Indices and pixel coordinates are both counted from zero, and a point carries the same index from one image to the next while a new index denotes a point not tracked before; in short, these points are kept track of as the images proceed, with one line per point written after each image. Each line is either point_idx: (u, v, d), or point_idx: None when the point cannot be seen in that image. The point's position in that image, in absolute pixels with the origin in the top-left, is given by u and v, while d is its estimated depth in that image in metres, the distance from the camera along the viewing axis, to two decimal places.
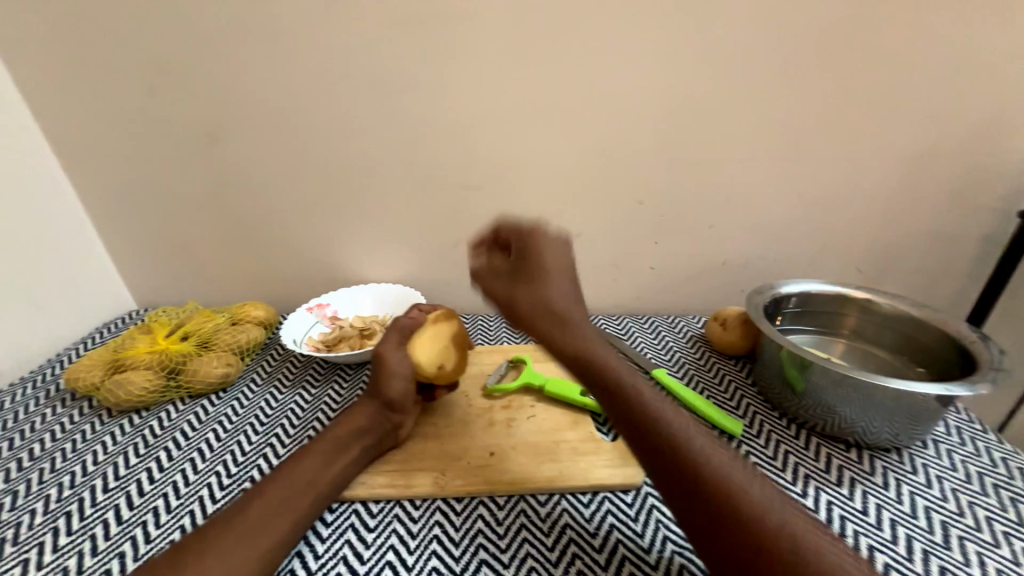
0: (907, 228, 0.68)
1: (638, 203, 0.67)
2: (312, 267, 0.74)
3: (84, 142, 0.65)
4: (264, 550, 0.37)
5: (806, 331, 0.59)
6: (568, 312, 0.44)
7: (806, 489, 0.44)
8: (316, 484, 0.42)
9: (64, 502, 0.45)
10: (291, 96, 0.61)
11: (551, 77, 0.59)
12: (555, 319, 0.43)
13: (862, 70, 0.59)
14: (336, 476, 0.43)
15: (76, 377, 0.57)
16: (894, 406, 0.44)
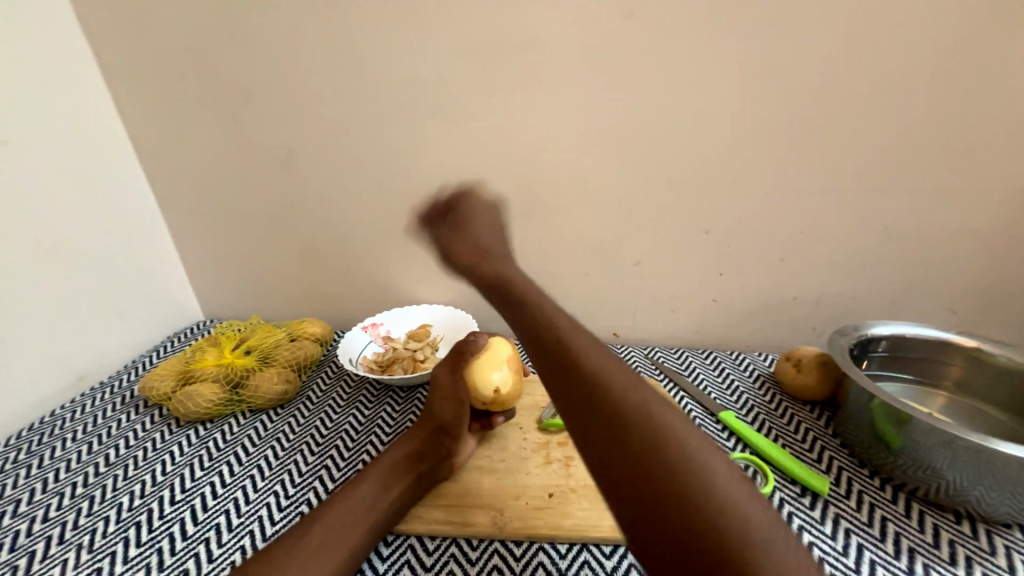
0: (1014, 265, 0.61)
1: (703, 232, 0.64)
2: (369, 288, 0.75)
3: (170, 164, 0.70)
4: None
5: (897, 378, 0.53)
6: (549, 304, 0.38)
7: (911, 565, 0.39)
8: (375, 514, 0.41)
9: (134, 511, 0.46)
10: (359, 122, 0.64)
11: (616, 103, 0.58)
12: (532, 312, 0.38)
13: (960, 95, 0.54)
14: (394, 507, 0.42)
15: (150, 386, 0.60)
16: (1019, 477, 0.39)
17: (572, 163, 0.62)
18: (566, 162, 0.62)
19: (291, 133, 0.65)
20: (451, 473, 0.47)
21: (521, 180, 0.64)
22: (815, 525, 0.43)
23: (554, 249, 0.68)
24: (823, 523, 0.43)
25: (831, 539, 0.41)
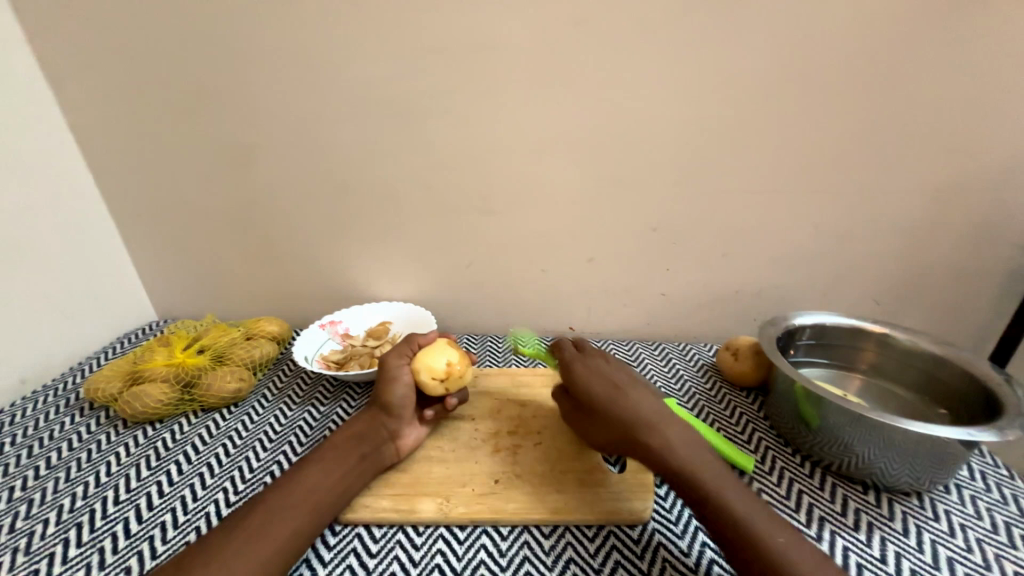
0: (928, 260, 0.66)
1: (650, 230, 0.67)
2: (329, 286, 0.75)
3: (117, 160, 0.68)
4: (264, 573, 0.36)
5: (820, 364, 0.58)
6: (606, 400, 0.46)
7: (820, 532, 0.43)
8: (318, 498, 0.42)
9: (76, 513, 0.46)
10: (316, 122, 0.64)
11: (566, 106, 0.61)
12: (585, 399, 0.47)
13: (878, 103, 0.58)
14: (338, 493, 0.43)
15: (96, 387, 0.59)
16: (916, 450, 0.43)
17: (525, 163, 0.64)
18: (520, 163, 0.64)
19: (245, 131, 0.65)
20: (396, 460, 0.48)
21: (476, 180, 0.66)
22: None
23: (510, 247, 0.70)
24: None
25: None
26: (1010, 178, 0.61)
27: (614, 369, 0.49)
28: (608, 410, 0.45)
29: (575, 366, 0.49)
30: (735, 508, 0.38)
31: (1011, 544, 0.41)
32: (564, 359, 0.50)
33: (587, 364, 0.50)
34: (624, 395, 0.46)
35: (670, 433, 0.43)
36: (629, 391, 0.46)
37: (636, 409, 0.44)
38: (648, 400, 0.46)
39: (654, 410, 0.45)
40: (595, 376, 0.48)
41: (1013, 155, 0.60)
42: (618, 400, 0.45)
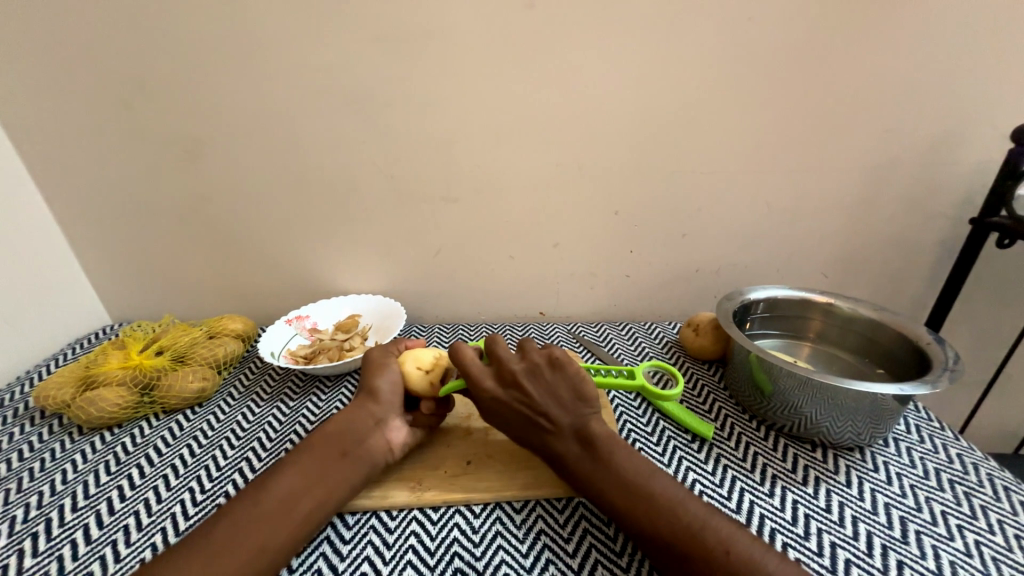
0: (870, 234, 0.71)
1: (613, 213, 0.69)
2: (294, 281, 0.74)
3: (55, 156, 0.64)
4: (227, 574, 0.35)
5: (773, 334, 0.62)
6: (500, 405, 0.44)
7: (772, 489, 0.45)
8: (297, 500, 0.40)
9: (30, 523, 0.44)
10: (273, 111, 0.62)
11: (527, 91, 0.61)
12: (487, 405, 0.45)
13: (823, 86, 0.61)
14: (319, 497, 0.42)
15: (46, 395, 0.56)
16: (857, 407, 0.46)
17: (489, 150, 0.65)
18: (483, 149, 0.65)
19: (194, 122, 0.62)
20: (388, 457, 0.46)
21: (440, 168, 0.66)
22: (706, 476, 0.47)
23: (477, 234, 0.70)
24: (706, 462, 0.49)
25: (711, 474, 0.47)
26: (940, 154, 0.65)
27: (525, 388, 0.44)
28: (524, 440, 0.44)
29: (485, 393, 0.45)
30: (672, 509, 0.37)
31: (940, 488, 0.45)
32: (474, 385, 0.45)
33: (496, 390, 0.45)
34: (538, 423, 0.43)
35: (586, 453, 0.41)
36: (544, 416, 0.43)
37: (552, 434, 0.42)
38: (565, 423, 0.43)
39: (569, 434, 0.42)
40: (507, 403, 0.44)
41: (942, 133, 0.64)
42: (531, 427, 0.43)
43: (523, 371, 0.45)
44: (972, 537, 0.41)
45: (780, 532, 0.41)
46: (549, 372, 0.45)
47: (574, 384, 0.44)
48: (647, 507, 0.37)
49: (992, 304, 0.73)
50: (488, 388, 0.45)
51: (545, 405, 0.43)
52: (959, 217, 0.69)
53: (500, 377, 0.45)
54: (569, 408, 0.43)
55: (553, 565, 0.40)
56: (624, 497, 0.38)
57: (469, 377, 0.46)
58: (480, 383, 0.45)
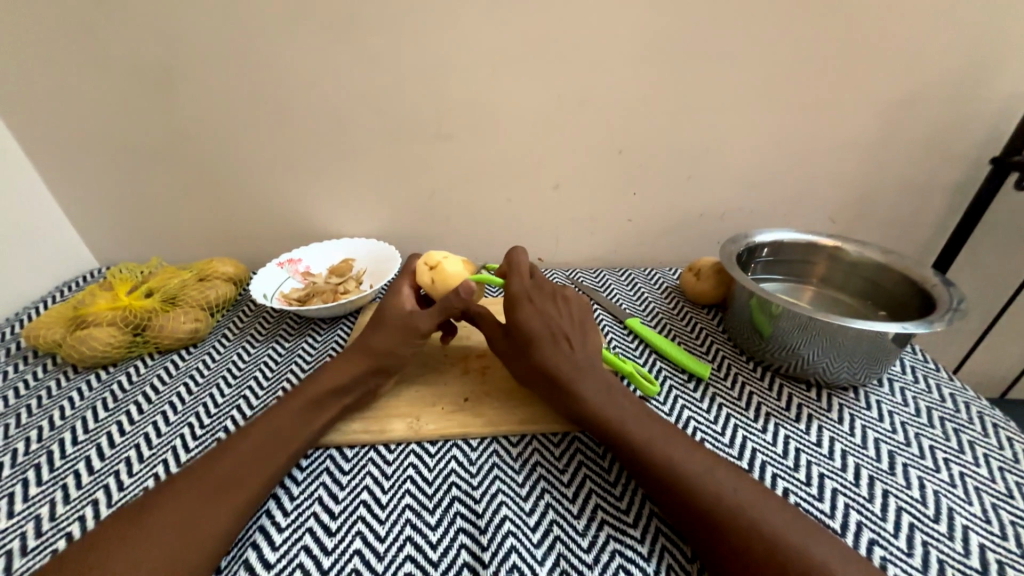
0: (884, 177, 0.68)
1: (617, 151, 0.65)
2: (283, 223, 0.71)
3: (12, 83, 0.59)
4: (225, 502, 0.36)
5: (777, 279, 0.61)
6: (529, 316, 0.45)
7: (766, 425, 0.46)
8: (299, 441, 0.41)
9: (33, 455, 0.45)
10: (247, 31, 0.56)
11: (527, 9, 0.55)
12: (516, 314, 0.46)
13: (853, 7, 0.56)
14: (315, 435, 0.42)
15: (36, 334, 0.55)
16: (856, 347, 0.46)
17: (485, 78, 0.59)
18: (479, 77, 0.59)
19: (160, 44, 0.56)
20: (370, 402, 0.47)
21: (432, 99, 0.61)
22: (702, 413, 0.48)
23: (473, 173, 0.67)
24: (702, 401, 0.49)
25: (706, 412, 0.48)
26: (970, 88, 0.61)
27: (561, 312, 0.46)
28: (542, 349, 0.44)
29: (526, 302, 0.46)
30: (666, 444, 0.38)
31: (930, 425, 0.46)
32: (518, 292, 0.47)
33: (538, 302, 0.47)
34: (562, 341, 0.44)
35: (597, 383, 0.42)
36: (569, 340, 0.44)
37: (570, 357, 0.43)
38: (584, 354, 0.44)
39: (584, 366, 0.43)
40: (540, 316, 0.45)
41: (975, 63, 0.59)
42: (553, 343, 0.44)
43: (565, 300, 0.48)
44: (957, 469, 0.42)
45: (771, 464, 0.42)
46: (581, 313, 0.48)
47: (593, 331, 0.47)
48: (645, 439, 0.38)
49: (1000, 249, 0.72)
50: (529, 300, 0.47)
51: (572, 331, 0.45)
52: (979, 158, 0.66)
53: (544, 296, 0.47)
54: (588, 345, 0.45)
55: (549, 493, 0.41)
56: (631, 428, 0.39)
57: (517, 284, 0.48)
58: (523, 292, 0.47)
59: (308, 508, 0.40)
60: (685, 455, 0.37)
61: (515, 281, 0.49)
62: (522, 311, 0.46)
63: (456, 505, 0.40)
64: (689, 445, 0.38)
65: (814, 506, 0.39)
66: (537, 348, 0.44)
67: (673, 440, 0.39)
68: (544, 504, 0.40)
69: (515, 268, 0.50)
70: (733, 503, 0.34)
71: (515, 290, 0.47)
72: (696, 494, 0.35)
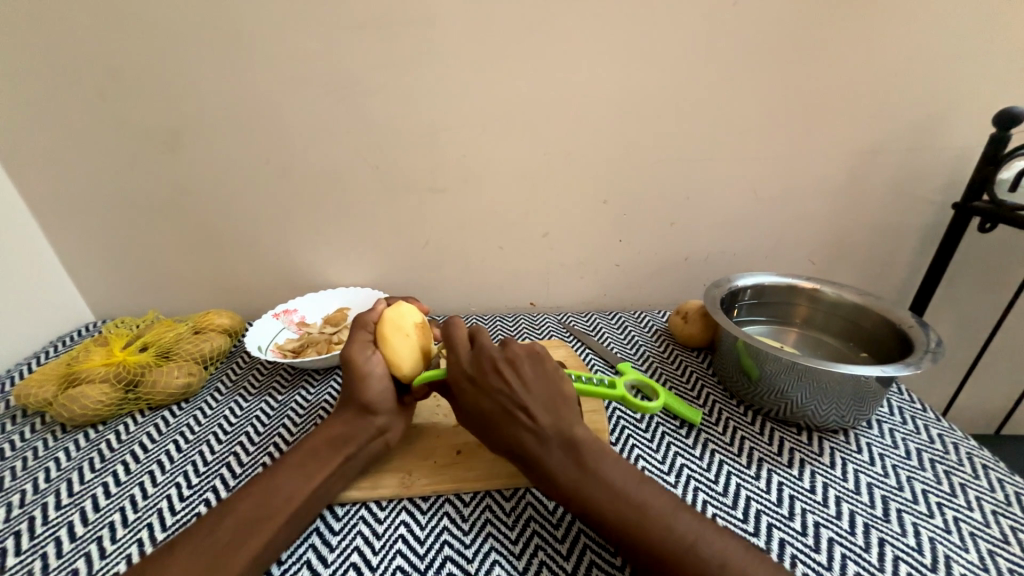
0: (856, 221, 0.71)
1: (602, 201, 0.69)
2: (282, 275, 0.73)
3: (31, 149, 0.62)
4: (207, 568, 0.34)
5: (761, 320, 0.63)
6: (476, 399, 0.43)
7: (759, 471, 0.46)
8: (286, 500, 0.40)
9: (14, 521, 0.44)
10: (255, 101, 0.60)
11: (515, 78, 0.60)
12: (465, 397, 0.44)
13: (810, 71, 0.61)
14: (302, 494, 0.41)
15: (26, 393, 0.55)
16: (841, 389, 0.46)
17: (476, 139, 0.64)
18: (470, 138, 0.64)
19: (174, 114, 0.61)
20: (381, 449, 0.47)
21: (427, 158, 0.65)
22: (695, 460, 0.48)
23: (465, 225, 0.70)
24: (694, 447, 0.49)
25: (698, 459, 0.48)
26: (926, 139, 0.66)
27: (508, 379, 0.43)
28: (501, 433, 0.42)
29: (468, 382, 0.44)
30: (646, 513, 0.36)
31: (922, 468, 0.46)
32: (459, 372, 0.45)
33: (480, 378, 0.44)
34: (518, 418, 0.41)
35: (567, 456, 0.39)
36: (524, 411, 0.41)
37: (532, 432, 0.41)
38: (548, 422, 0.41)
39: (550, 436, 0.40)
40: (487, 394, 0.43)
41: (927, 118, 0.64)
42: (510, 421, 0.41)
43: (507, 364, 0.44)
44: (951, 514, 0.42)
45: (766, 513, 0.42)
46: (532, 367, 0.44)
47: (557, 384, 0.43)
48: (628, 512, 0.36)
49: (975, 287, 0.74)
50: (472, 380, 0.44)
51: (526, 399, 0.42)
52: (943, 202, 0.70)
53: (485, 368, 0.44)
54: (552, 406, 0.42)
55: (543, 551, 0.40)
56: (610, 507, 0.36)
57: (455, 363, 0.45)
58: (464, 371, 0.44)
59: (296, 572, 0.38)
60: (677, 526, 0.35)
61: (455, 356, 0.46)
62: (471, 391, 0.44)
63: (449, 565, 0.39)
64: (683, 510, 0.36)
65: (811, 558, 0.38)
66: (499, 430, 0.42)
67: (653, 509, 0.36)
68: (538, 562, 0.39)
69: (452, 341, 0.47)
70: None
71: (456, 371, 0.45)
72: (686, 573, 0.33)
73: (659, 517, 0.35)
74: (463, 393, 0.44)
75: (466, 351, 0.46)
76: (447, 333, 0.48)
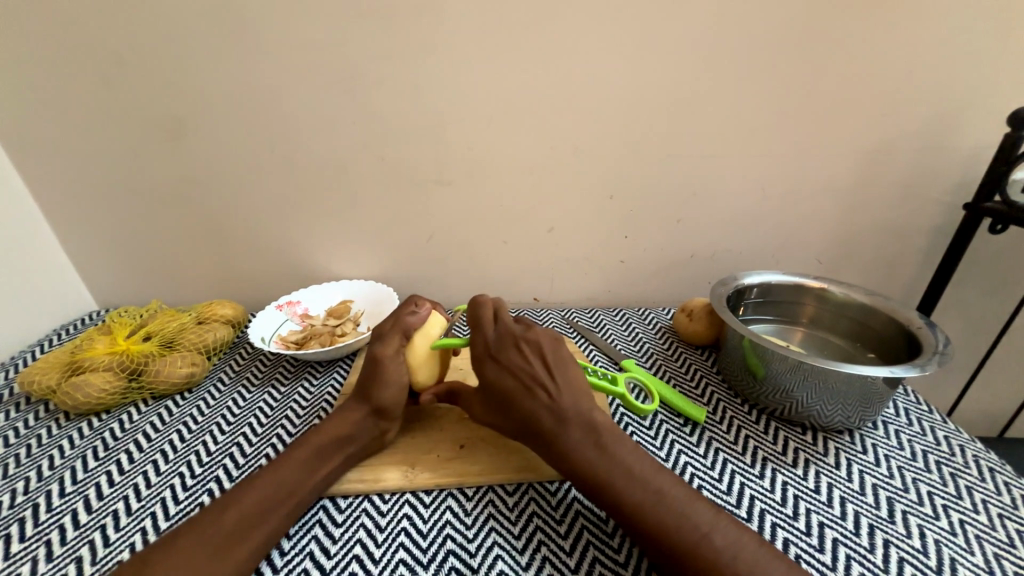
0: (864, 220, 0.71)
1: (608, 197, 0.68)
2: (285, 267, 0.73)
3: (34, 136, 0.62)
4: (209, 559, 0.34)
5: (767, 319, 0.62)
6: (496, 374, 0.43)
7: (763, 471, 0.46)
8: (288, 494, 0.40)
9: (18, 508, 0.44)
10: (259, 91, 0.60)
11: (522, 71, 0.60)
12: (485, 372, 0.44)
13: (822, 68, 0.60)
14: (304, 486, 0.41)
15: (30, 381, 0.55)
16: (846, 390, 0.46)
17: (481, 132, 0.63)
18: (476, 131, 0.63)
19: (178, 103, 0.60)
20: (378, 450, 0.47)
21: (432, 152, 0.64)
22: (699, 459, 0.47)
23: (470, 219, 0.69)
24: (698, 446, 0.49)
25: (702, 457, 0.48)
26: (938, 139, 0.65)
27: (531, 357, 0.43)
28: (518, 409, 0.42)
29: (491, 358, 0.44)
30: (660, 500, 0.36)
31: (927, 469, 0.46)
32: (482, 349, 0.45)
33: (502, 355, 0.44)
34: (538, 395, 0.42)
35: (582, 437, 0.40)
36: (544, 389, 0.42)
37: (550, 410, 0.41)
38: (567, 402, 0.41)
39: (569, 415, 0.40)
40: (508, 372, 0.43)
41: (940, 117, 0.63)
42: (529, 399, 0.42)
43: (533, 342, 0.44)
44: (957, 516, 0.41)
45: (770, 512, 0.42)
46: (554, 350, 0.45)
47: (578, 367, 0.44)
48: (643, 499, 0.36)
49: (983, 289, 0.74)
50: (494, 356, 0.44)
51: (546, 378, 0.42)
52: (953, 203, 0.69)
53: (508, 347, 0.45)
54: (571, 387, 0.42)
55: (545, 546, 0.40)
56: (626, 487, 0.37)
57: (479, 340, 0.46)
58: (487, 349, 0.45)
59: (298, 563, 0.38)
60: (688, 516, 0.35)
61: (478, 333, 0.46)
62: (492, 367, 0.44)
63: (451, 559, 0.39)
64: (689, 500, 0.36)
65: (815, 558, 0.38)
66: (516, 406, 0.42)
67: (666, 493, 0.36)
68: (541, 557, 0.39)
69: (478, 318, 0.47)
70: (728, 571, 0.32)
71: (479, 347, 0.46)
72: (694, 563, 0.33)
73: (673, 503, 0.36)
74: (484, 369, 0.44)
75: (490, 329, 0.46)
76: (473, 311, 0.48)
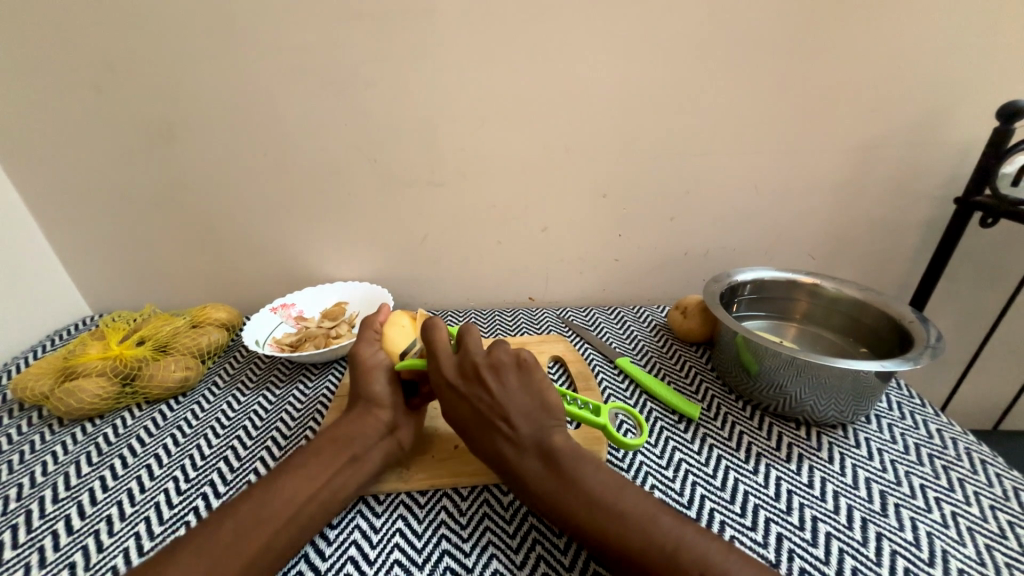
0: (856, 216, 0.71)
1: (601, 196, 0.68)
2: (279, 270, 0.73)
3: (24, 142, 0.61)
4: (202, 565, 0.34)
5: (760, 315, 0.63)
6: (457, 407, 0.43)
7: (757, 466, 0.46)
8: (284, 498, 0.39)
9: (11, 514, 0.44)
10: (251, 94, 0.60)
11: (512, 70, 0.59)
12: (446, 405, 0.44)
13: (813, 64, 0.61)
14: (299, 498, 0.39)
15: (23, 387, 0.55)
16: (841, 385, 0.46)
17: (474, 132, 0.63)
18: (468, 132, 0.63)
19: (169, 108, 0.60)
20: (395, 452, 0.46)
21: (425, 153, 0.64)
22: (693, 456, 0.48)
23: (464, 219, 0.69)
24: (693, 442, 0.49)
25: (697, 454, 0.48)
26: (929, 133, 0.65)
27: (489, 385, 0.42)
28: (482, 443, 0.42)
29: (450, 390, 0.43)
30: (625, 528, 0.35)
31: (919, 462, 0.46)
32: (440, 381, 0.44)
33: (461, 385, 0.43)
34: (499, 427, 0.41)
35: (545, 466, 0.39)
36: (504, 420, 0.41)
37: (513, 442, 0.40)
38: (527, 431, 0.40)
39: (532, 447, 0.40)
40: (467, 402, 0.43)
41: (930, 112, 0.64)
42: (490, 429, 0.41)
43: (489, 369, 0.43)
44: (948, 508, 0.42)
45: (763, 507, 0.42)
46: (514, 371, 0.43)
47: (539, 390, 0.42)
48: (609, 521, 0.35)
49: (976, 283, 0.74)
50: (453, 387, 0.43)
51: (506, 407, 0.41)
52: (945, 197, 0.70)
53: (469, 375, 0.43)
54: (532, 415, 0.41)
55: (540, 545, 0.40)
56: (591, 516, 0.36)
57: (436, 370, 0.45)
58: (444, 378, 0.44)
59: (293, 565, 0.39)
60: (658, 533, 0.35)
61: (436, 360, 0.45)
62: (452, 398, 0.43)
63: (446, 559, 0.39)
64: (676, 509, 0.36)
65: (808, 553, 0.38)
66: (479, 439, 0.42)
67: (630, 519, 0.35)
68: (536, 556, 0.39)
69: (433, 344, 0.45)
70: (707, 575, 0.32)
71: (439, 376, 0.44)
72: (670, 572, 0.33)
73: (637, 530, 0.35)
74: (446, 400, 0.44)
75: (448, 355, 0.45)
76: (429, 334, 0.46)
